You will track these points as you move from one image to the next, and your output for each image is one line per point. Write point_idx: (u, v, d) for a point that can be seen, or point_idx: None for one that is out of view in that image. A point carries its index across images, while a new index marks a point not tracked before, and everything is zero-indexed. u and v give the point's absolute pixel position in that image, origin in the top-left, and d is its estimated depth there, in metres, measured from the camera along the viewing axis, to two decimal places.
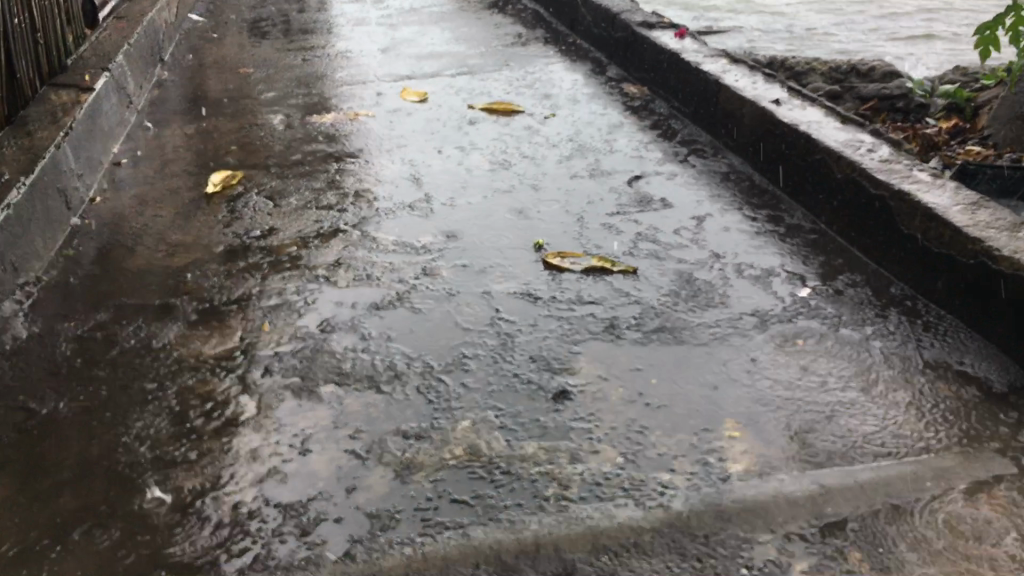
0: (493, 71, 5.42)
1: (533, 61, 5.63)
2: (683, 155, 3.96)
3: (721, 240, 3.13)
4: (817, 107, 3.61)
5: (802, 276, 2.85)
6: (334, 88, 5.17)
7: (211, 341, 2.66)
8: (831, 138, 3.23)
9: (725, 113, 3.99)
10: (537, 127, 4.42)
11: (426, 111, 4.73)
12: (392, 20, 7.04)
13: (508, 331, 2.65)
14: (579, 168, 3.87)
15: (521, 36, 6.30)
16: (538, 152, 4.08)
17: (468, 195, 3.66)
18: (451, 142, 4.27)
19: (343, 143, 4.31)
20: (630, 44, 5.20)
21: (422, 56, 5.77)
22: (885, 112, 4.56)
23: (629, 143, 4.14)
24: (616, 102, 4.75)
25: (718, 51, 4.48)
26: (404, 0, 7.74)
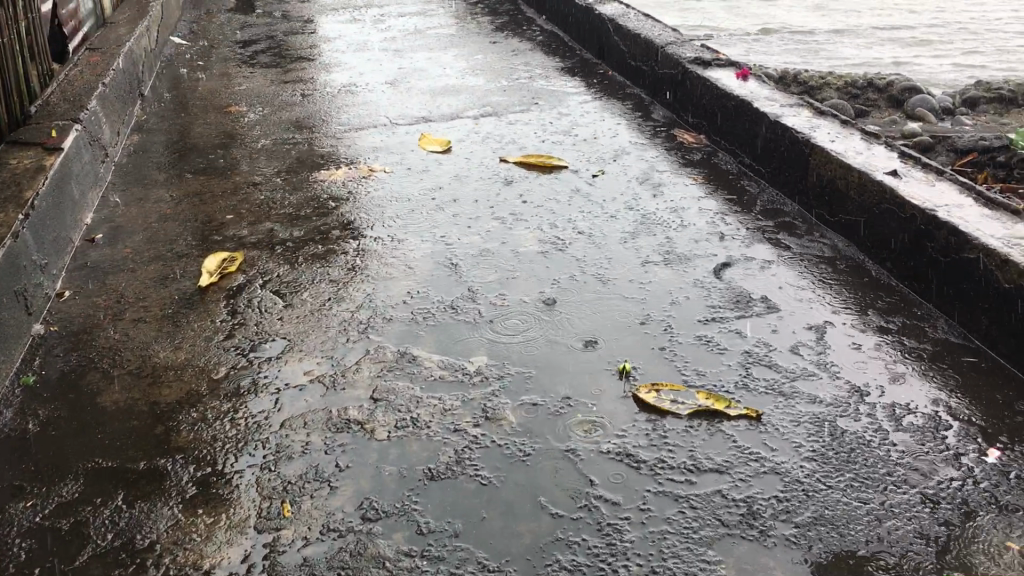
0: (521, 110, 4.74)
1: (564, 98, 4.95)
2: (771, 231, 3.30)
3: (857, 367, 2.48)
4: (944, 178, 2.96)
5: (979, 432, 2.21)
6: (341, 135, 4.48)
7: (215, 538, 1.99)
8: (984, 231, 2.58)
9: (817, 179, 3.34)
10: (586, 189, 3.76)
11: (453, 165, 4.05)
12: (391, 41, 6.31)
13: (611, 521, 1.99)
14: (650, 249, 3.21)
15: (543, 64, 5.61)
16: (595, 225, 3.42)
17: (521, 290, 2.99)
18: (490, 211, 3.59)
19: (359, 212, 3.62)
20: (680, 83, 4.52)
21: (438, 92, 5.08)
22: (989, 172, 3.93)
23: (701, 213, 3.49)
24: (672, 155, 4.09)
25: (796, 98, 3.83)
26: (407, 18, 7.00)
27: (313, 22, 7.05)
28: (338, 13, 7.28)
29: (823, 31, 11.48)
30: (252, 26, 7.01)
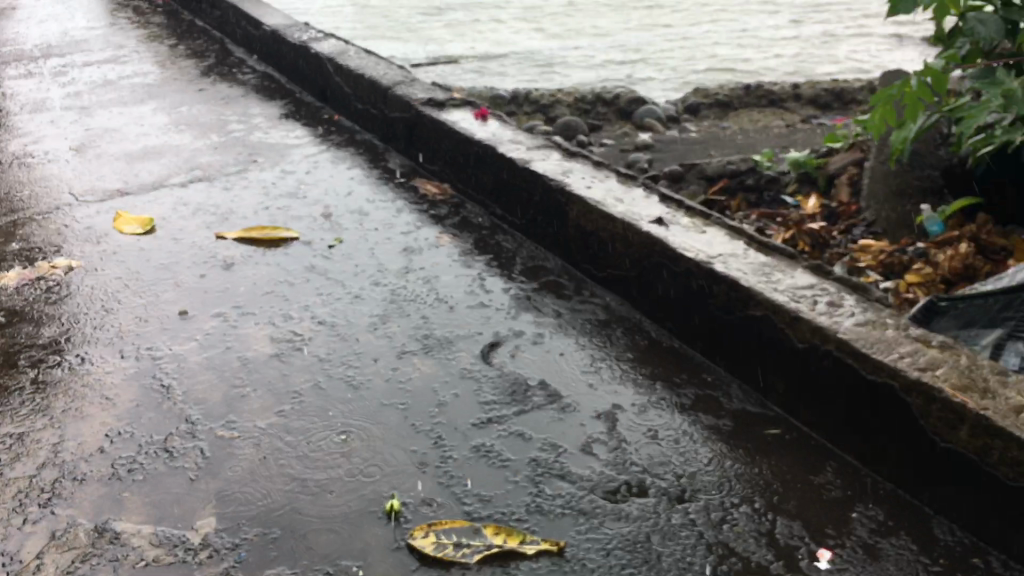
0: (238, 170, 4.12)
1: (288, 151, 4.37)
2: (536, 295, 2.94)
3: (657, 459, 2.14)
4: (712, 222, 2.71)
5: (803, 529, 1.93)
6: (13, 221, 3.65)
7: None
8: (767, 283, 2.32)
9: (578, 231, 3.03)
10: (322, 265, 3.23)
11: (158, 248, 3.37)
12: (77, 96, 5.42)
13: None
14: (404, 334, 2.75)
15: (259, 112, 4.98)
16: (336, 311, 2.90)
17: (253, 412, 2.42)
18: (208, 306, 2.98)
19: (36, 326, 2.87)
20: (414, 127, 4.10)
21: (137, 156, 4.34)
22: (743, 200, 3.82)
23: (457, 281, 3.07)
24: (415, 211, 3.65)
25: (542, 139, 3.51)
26: (96, 66, 6.10)
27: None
28: (10, 65, 6.23)
29: (548, 52, 11.59)
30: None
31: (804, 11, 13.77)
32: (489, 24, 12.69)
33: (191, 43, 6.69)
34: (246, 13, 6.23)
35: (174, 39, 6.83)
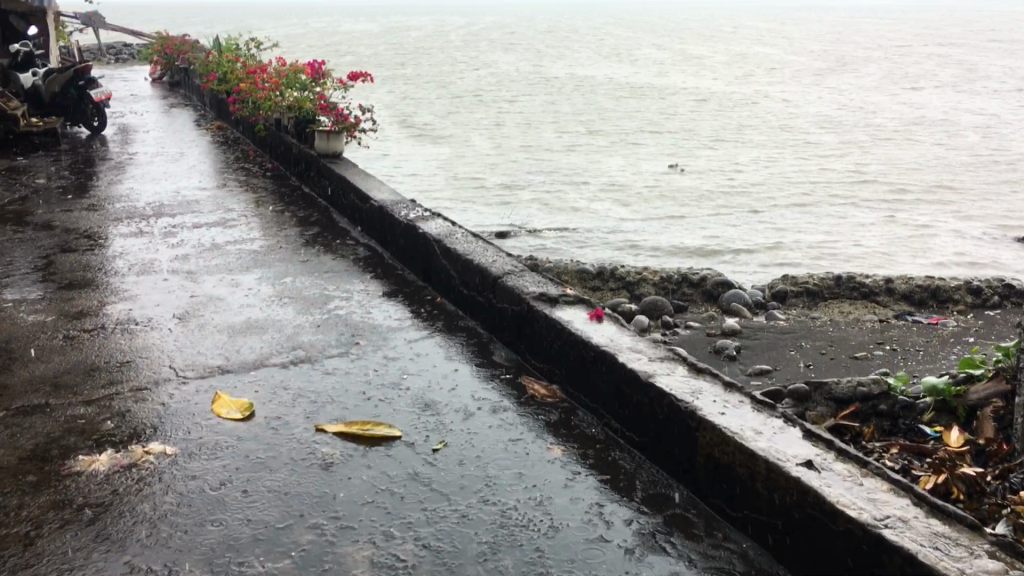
0: (339, 353, 3.99)
1: (389, 335, 4.25)
2: (662, 534, 2.66)
3: None
4: (870, 472, 2.44)
5: None
6: (111, 395, 3.54)
7: None
8: (952, 562, 2.02)
9: (710, 463, 2.76)
10: (426, 473, 3.00)
11: (256, 439, 3.20)
12: (184, 261, 5.47)
13: None
14: (517, 571, 2.48)
15: (361, 289, 4.92)
16: (441, 532, 2.66)
17: None
18: (306, 514, 2.75)
19: (125, 524, 2.68)
20: (522, 320, 3.92)
21: (239, 330, 4.26)
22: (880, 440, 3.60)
23: (572, 505, 2.81)
24: (522, 415, 3.43)
25: (664, 350, 3.31)
26: (204, 232, 6.20)
27: (90, 236, 6.10)
28: (123, 226, 6.39)
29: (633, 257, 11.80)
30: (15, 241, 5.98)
31: (894, 212, 13.73)
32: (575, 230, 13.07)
33: (296, 212, 6.79)
34: (354, 188, 6.31)
35: (280, 207, 6.95)
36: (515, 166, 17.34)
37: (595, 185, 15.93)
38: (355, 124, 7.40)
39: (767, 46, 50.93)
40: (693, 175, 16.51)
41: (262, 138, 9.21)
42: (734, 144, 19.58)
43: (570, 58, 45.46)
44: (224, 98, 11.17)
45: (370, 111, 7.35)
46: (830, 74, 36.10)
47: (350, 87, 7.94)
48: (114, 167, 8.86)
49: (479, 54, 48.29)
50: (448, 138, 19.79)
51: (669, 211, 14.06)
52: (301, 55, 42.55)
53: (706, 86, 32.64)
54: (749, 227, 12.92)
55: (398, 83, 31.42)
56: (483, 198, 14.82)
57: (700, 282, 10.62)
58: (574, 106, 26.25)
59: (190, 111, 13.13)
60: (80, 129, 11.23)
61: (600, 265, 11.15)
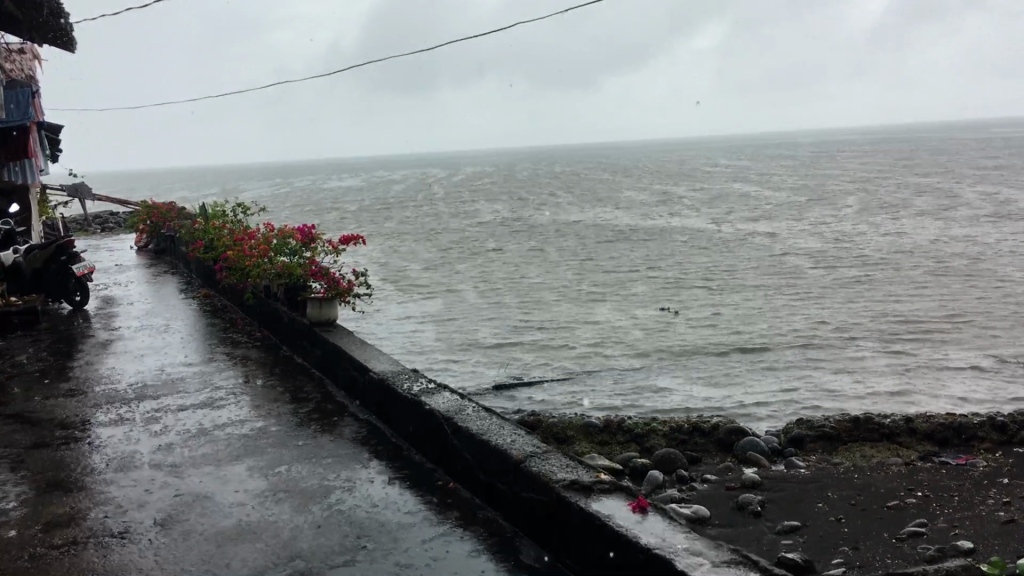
0: (344, 562, 3.50)
1: (399, 533, 3.76)
2: None
3: None
4: None
5: None
6: None
7: None
8: None
9: None
10: None
11: None
12: (169, 453, 5.01)
13: None
14: None
15: (363, 476, 4.45)
16: None
17: None
18: None
19: None
20: (551, 512, 3.45)
21: (230, 536, 3.78)
22: None
23: None
24: None
25: (730, 552, 2.87)
26: (189, 416, 5.77)
27: (67, 427, 5.66)
28: (103, 413, 5.95)
29: (635, 408, 11.39)
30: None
31: (899, 348, 13.46)
32: (574, 382, 12.70)
33: (289, 386, 6.37)
34: (351, 359, 5.92)
35: (271, 382, 6.53)
36: (508, 318, 17.10)
37: (592, 334, 15.66)
38: (350, 289, 7.09)
39: (744, 184, 52.15)
40: (689, 319, 16.29)
41: (250, 305, 8.89)
42: (725, 285, 19.49)
43: (550, 204, 46.23)
44: (209, 265, 10.92)
45: (365, 276, 7.05)
46: (809, 208, 36.69)
47: (342, 250, 7.68)
48: (94, 345, 8.47)
49: (460, 203, 49.09)
50: (436, 292, 19.63)
51: (670, 357, 13.73)
52: (287, 214, 43.06)
53: (690, 225, 33.02)
54: (754, 372, 12.58)
55: (384, 237, 31.60)
56: (479, 354, 14.47)
57: (712, 431, 10.17)
58: (561, 252, 26.34)
59: (175, 278, 12.87)
60: (60, 304, 10.92)
61: (606, 418, 10.70)
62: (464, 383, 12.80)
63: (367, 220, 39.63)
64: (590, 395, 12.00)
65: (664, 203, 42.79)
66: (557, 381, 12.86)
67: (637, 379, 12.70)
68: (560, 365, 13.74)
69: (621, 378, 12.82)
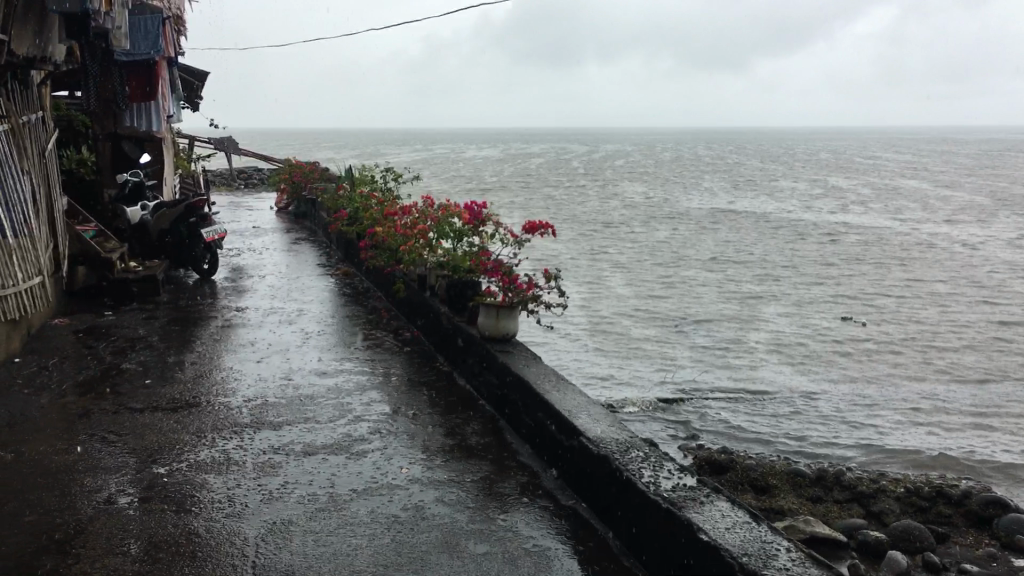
0: None
1: None
2: None
3: None
4: None
5: None
6: None
7: None
8: None
9: None
10: None
11: None
12: (287, 545, 3.29)
13: None
14: None
15: None
16: None
17: None
18: None
19: None
20: None
21: None
22: None
23: None
24: None
25: None
26: (319, 467, 4.07)
27: (152, 469, 4.04)
28: (205, 447, 4.30)
29: (846, 452, 9.26)
30: (35, 477, 3.94)
31: None
32: (763, 407, 10.63)
33: (453, 428, 4.64)
34: (549, 412, 4.10)
35: (428, 418, 4.81)
36: (671, 318, 15.08)
37: (773, 343, 13.51)
38: (536, 292, 5.27)
39: (912, 180, 48.15)
40: (888, 336, 13.93)
41: (401, 298, 7.24)
42: (920, 297, 16.89)
43: (698, 188, 43.49)
44: (352, 239, 9.40)
45: (559, 279, 5.17)
46: (995, 212, 33.05)
47: (524, 238, 5.89)
48: (215, 330, 6.98)
49: (602, 182, 46.79)
50: (587, 283, 17.77)
51: (876, 386, 11.49)
52: (427, 183, 42.04)
53: (860, 223, 30.04)
54: (990, 424, 10.25)
55: (527, 216, 29.99)
56: (644, 358, 12.58)
57: (961, 501, 7.97)
58: (721, 244, 24.03)
59: (313, 250, 11.43)
60: (186, 272, 9.57)
61: (818, 466, 8.62)
62: (631, 396, 10.90)
63: (507, 194, 37.96)
64: (784, 427, 9.93)
65: (825, 195, 39.60)
66: (740, 401, 10.80)
67: (839, 411, 10.53)
68: (740, 381, 11.68)
69: (819, 407, 10.68)
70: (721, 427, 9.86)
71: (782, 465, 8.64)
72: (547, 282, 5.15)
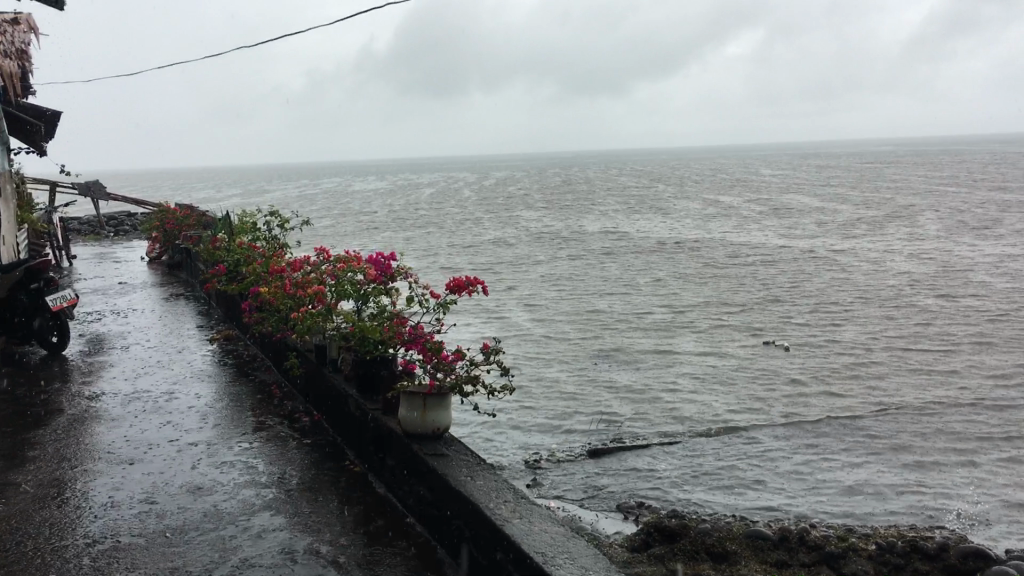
0: None
1: None
2: None
3: None
4: None
5: None
6: None
7: None
8: None
9: None
10: None
11: None
12: None
13: None
14: None
15: None
16: None
17: None
18: None
19: None
20: None
21: None
22: None
23: None
24: None
25: None
26: None
27: None
28: None
29: (799, 500, 8.45)
30: None
31: None
32: (701, 452, 9.78)
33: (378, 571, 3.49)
34: (511, 552, 3.01)
35: (342, 556, 3.64)
36: (585, 353, 14.19)
37: (697, 376, 12.73)
38: (473, 371, 4.17)
39: (799, 196, 48.84)
40: (817, 361, 13.24)
41: (296, 373, 6.06)
42: (832, 316, 16.52)
43: (591, 212, 43.09)
44: (234, 298, 8.14)
45: (501, 352, 4.09)
46: (886, 224, 33.45)
47: (448, 298, 4.77)
48: (62, 429, 5.62)
49: (494, 211, 45.90)
50: (492, 321, 16.73)
51: (817, 418, 10.70)
52: (317, 222, 40.37)
53: (758, 241, 29.98)
54: (937, 449, 9.61)
55: (424, 251, 28.79)
56: (567, 403, 11.53)
57: (939, 554, 7.13)
58: (626, 272, 23.34)
59: (190, 307, 10.06)
60: (35, 347, 8.08)
61: (779, 526, 7.72)
62: (557, 449, 9.88)
63: (399, 228, 36.65)
64: (728, 475, 9.08)
65: (719, 215, 39.61)
66: (674, 447, 9.92)
67: (781, 449, 9.77)
68: (671, 421, 10.82)
69: (758, 445, 9.90)
70: (660, 482, 8.95)
71: (737, 525, 7.77)
72: (487, 359, 4.05)
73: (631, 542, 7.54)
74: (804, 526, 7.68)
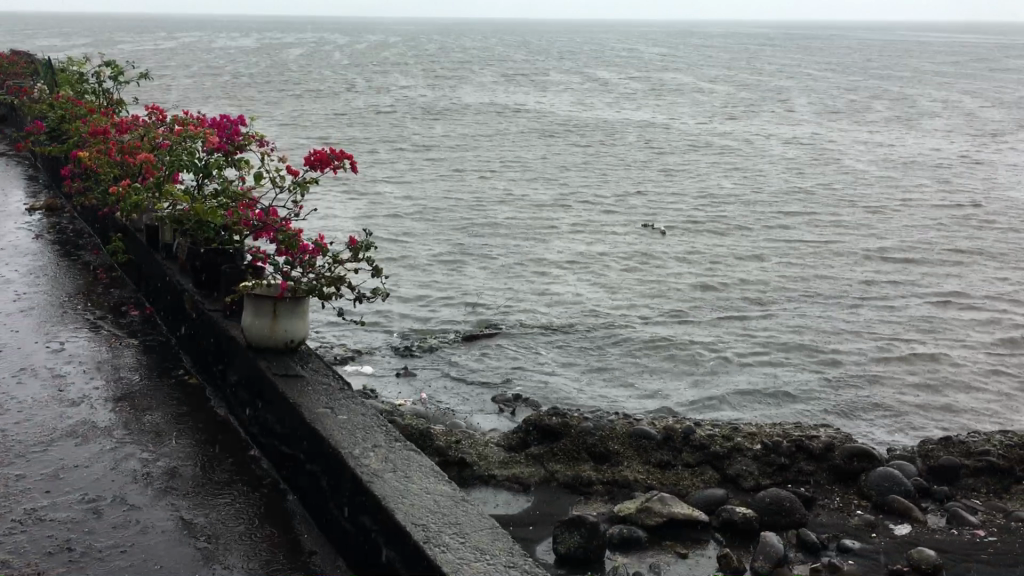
0: None
1: None
2: None
3: None
4: None
5: None
6: None
7: None
8: None
9: None
10: None
11: None
12: None
13: None
14: None
15: None
16: None
17: None
18: None
19: None
20: None
21: None
22: None
23: None
24: None
25: None
26: None
27: None
28: None
29: (682, 397, 8.16)
30: None
31: (971, 309, 10.67)
32: (584, 342, 9.35)
33: (212, 526, 2.75)
34: (382, 520, 2.32)
35: (163, 501, 2.85)
36: (464, 234, 13.48)
37: (580, 262, 12.25)
38: (337, 270, 3.36)
39: (680, 75, 48.46)
40: (700, 249, 12.98)
41: (126, 257, 5.09)
42: (713, 202, 16.30)
43: (470, 83, 41.60)
44: (58, 162, 6.95)
45: (372, 249, 3.28)
46: (764, 107, 33.53)
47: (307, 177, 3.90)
48: None
49: (369, 76, 43.76)
50: (364, 197, 15.74)
51: (701, 310, 10.40)
52: (175, 79, 37.43)
53: (639, 120, 29.52)
54: (819, 343, 9.48)
55: (292, 116, 27.02)
56: (444, 288, 10.84)
57: (824, 454, 6.95)
58: (506, 147, 22.52)
59: (11, 170, 8.71)
60: None
61: (664, 424, 7.36)
62: (433, 337, 9.26)
63: (266, 90, 34.39)
64: (611, 369, 8.70)
65: (600, 90, 38.87)
66: (556, 337, 9.45)
67: (664, 341, 9.45)
68: (553, 308, 10.33)
69: (641, 337, 9.54)
70: (540, 375, 8.49)
71: (621, 422, 7.40)
72: (353, 257, 3.25)
73: (509, 440, 7.05)
74: (688, 424, 7.38)
